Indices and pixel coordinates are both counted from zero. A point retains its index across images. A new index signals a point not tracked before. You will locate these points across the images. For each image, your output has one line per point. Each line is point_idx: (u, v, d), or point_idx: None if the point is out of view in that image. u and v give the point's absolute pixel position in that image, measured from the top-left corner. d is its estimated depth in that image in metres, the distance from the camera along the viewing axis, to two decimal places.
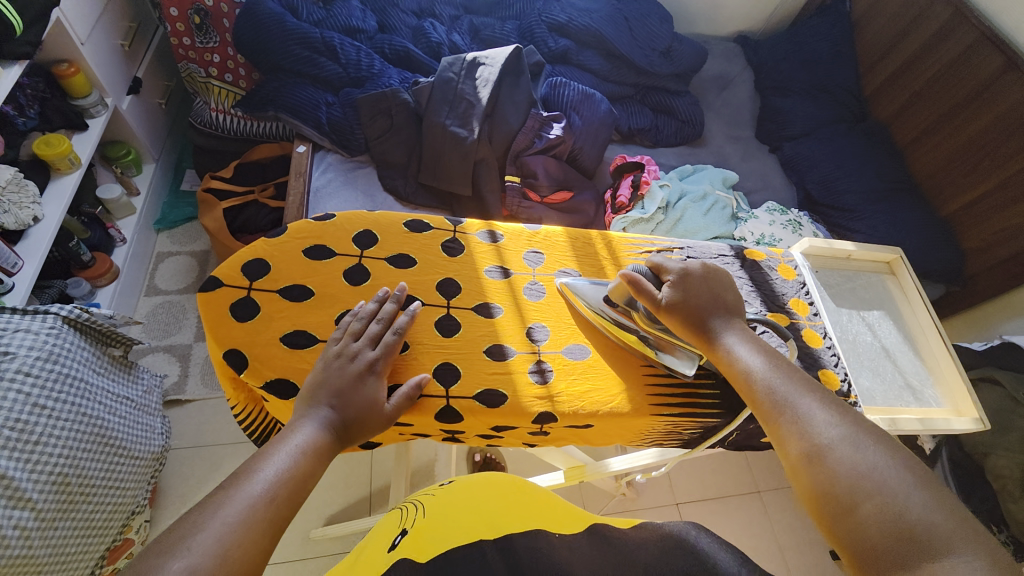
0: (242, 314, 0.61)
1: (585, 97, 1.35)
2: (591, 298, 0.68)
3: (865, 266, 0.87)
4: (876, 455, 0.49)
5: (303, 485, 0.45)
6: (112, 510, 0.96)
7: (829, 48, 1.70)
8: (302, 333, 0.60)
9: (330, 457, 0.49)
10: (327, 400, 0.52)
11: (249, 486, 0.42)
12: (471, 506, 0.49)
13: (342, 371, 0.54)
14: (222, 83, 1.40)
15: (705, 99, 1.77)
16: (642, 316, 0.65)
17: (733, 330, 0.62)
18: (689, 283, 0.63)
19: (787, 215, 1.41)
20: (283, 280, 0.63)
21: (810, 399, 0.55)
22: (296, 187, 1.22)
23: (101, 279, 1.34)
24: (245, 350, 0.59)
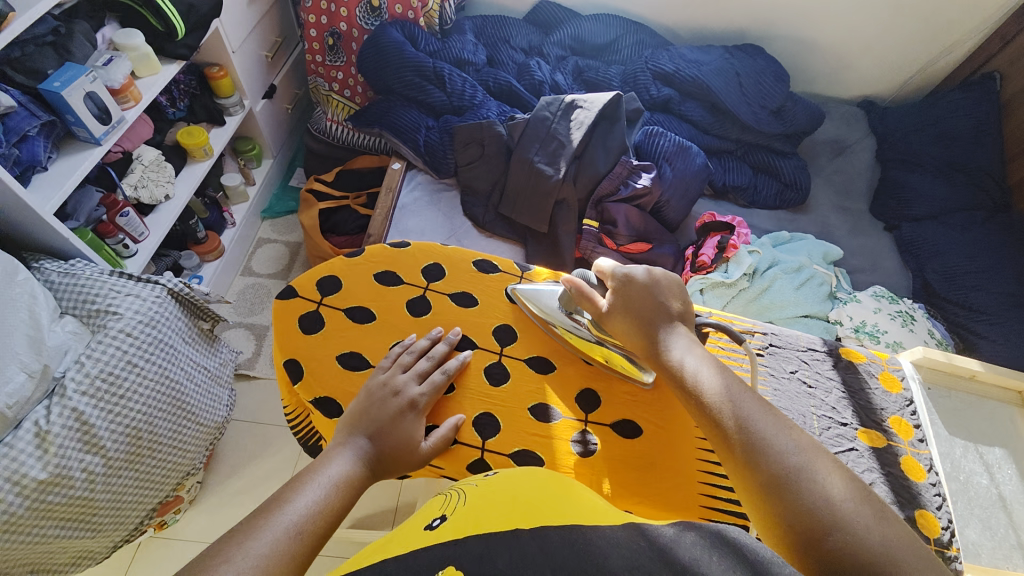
0: (307, 327, 0.64)
1: (681, 149, 1.31)
2: (545, 300, 0.66)
3: (993, 392, 0.73)
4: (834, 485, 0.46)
5: (332, 522, 0.44)
6: (171, 468, 1.04)
7: (972, 127, 1.51)
8: (357, 356, 0.62)
9: (360, 492, 0.48)
10: (365, 431, 0.52)
11: (280, 517, 0.42)
12: (514, 494, 0.42)
13: (385, 404, 0.54)
14: (340, 97, 1.55)
15: (815, 163, 1.64)
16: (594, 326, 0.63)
17: (683, 338, 0.57)
18: (629, 290, 0.60)
19: (897, 305, 1.24)
20: (350, 300, 0.65)
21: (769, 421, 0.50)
22: (385, 201, 1.30)
23: (208, 255, 1.50)
24: (303, 361, 0.61)
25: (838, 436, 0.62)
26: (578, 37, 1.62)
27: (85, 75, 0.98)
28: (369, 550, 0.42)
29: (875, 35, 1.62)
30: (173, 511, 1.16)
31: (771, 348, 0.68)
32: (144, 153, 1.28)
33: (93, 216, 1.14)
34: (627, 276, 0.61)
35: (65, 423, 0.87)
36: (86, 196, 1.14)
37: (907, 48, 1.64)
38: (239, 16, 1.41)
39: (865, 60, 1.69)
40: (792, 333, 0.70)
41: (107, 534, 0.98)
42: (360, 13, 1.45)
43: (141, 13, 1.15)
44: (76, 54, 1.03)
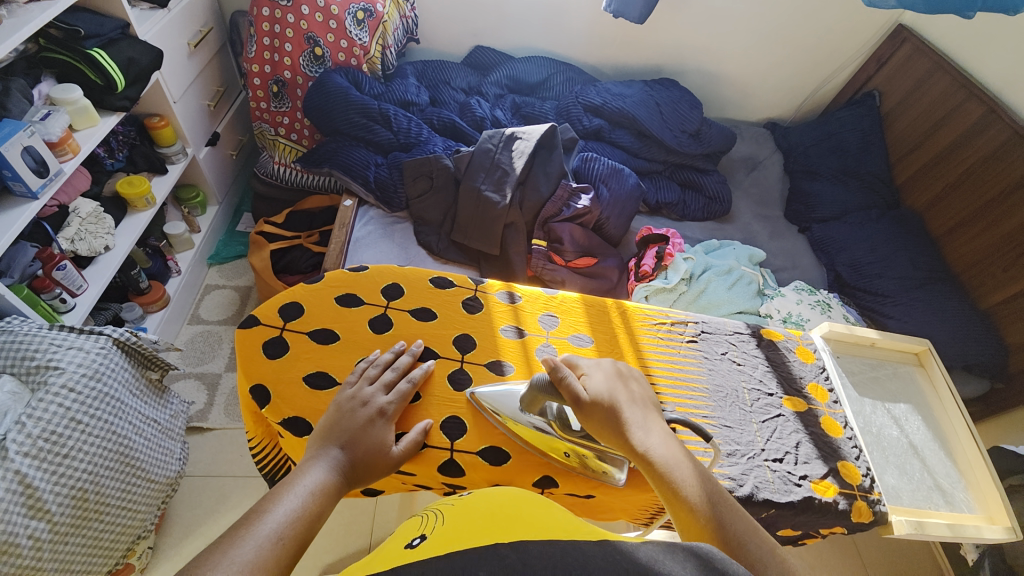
0: (272, 353, 0.65)
1: (614, 171, 1.44)
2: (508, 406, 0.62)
3: (891, 356, 0.83)
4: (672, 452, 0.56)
5: (310, 527, 0.46)
6: (120, 532, 0.98)
7: (857, 139, 1.76)
8: (324, 375, 0.63)
9: (336, 499, 0.50)
10: (338, 441, 0.54)
11: (261, 526, 0.43)
12: (490, 512, 0.44)
13: (354, 414, 0.57)
14: (288, 141, 1.58)
15: (734, 178, 1.84)
16: (559, 426, 0.61)
17: (651, 426, 0.58)
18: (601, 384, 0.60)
19: (815, 296, 1.40)
20: (314, 323, 0.68)
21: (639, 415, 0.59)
22: (339, 237, 1.33)
23: (152, 306, 1.45)
24: (270, 385, 0.62)
25: (766, 405, 0.70)
26: (513, 78, 1.76)
27: (24, 130, 0.97)
28: (353, 568, 0.44)
29: (768, 67, 1.88)
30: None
31: (701, 336, 0.75)
32: (82, 206, 1.26)
33: (27, 271, 1.09)
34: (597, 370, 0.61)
35: (8, 487, 0.81)
36: (19, 251, 1.09)
37: (796, 76, 1.91)
38: (179, 67, 1.43)
39: (764, 88, 1.93)
40: (719, 320, 0.78)
41: None
42: (304, 61, 1.50)
43: (80, 68, 1.15)
44: (12, 110, 1.02)
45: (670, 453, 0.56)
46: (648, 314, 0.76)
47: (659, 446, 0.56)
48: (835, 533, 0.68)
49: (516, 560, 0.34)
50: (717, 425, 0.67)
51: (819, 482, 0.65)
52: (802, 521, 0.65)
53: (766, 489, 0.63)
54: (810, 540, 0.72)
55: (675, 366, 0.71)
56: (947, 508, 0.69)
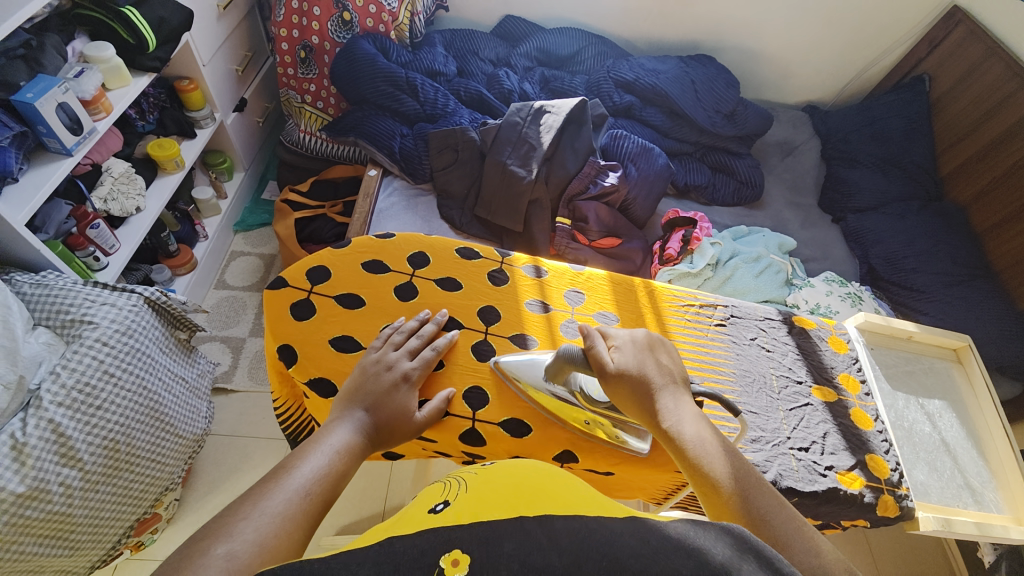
0: (298, 315, 0.65)
1: (644, 150, 1.40)
2: (529, 374, 0.62)
3: (927, 350, 0.79)
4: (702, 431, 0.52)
5: (336, 485, 0.47)
6: (149, 482, 1.02)
7: (903, 125, 1.67)
8: (349, 339, 0.64)
9: (361, 459, 0.51)
10: (362, 404, 0.54)
11: (289, 481, 0.44)
12: (513, 483, 0.44)
13: (379, 378, 0.57)
14: (313, 109, 1.57)
15: (767, 162, 1.77)
16: (584, 397, 0.61)
17: (679, 402, 0.55)
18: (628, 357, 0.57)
19: (847, 288, 1.36)
20: (340, 288, 0.67)
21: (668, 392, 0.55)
22: (362, 207, 1.32)
23: (180, 269, 1.48)
24: (296, 346, 0.63)
25: (794, 393, 0.68)
26: (543, 50, 1.70)
27: (57, 86, 0.98)
28: (377, 529, 0.45)
29: (812, 46, 1.78)
30: (150, 530, 1.13)
31: (730, 320, 0.73)
32: (114, 166, 1.28)
33: (62, 228, 1.11)
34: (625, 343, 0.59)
35: (41, 434, 0.85)
36: (54, 208, 1.10)
37: (842, 56, 1.81)
38: (208, 29, 1.43)
39: (806, 68, 1.84)
40: (750, 305, 0.76)
41: (85, 553, 0.96)
42: (332, 26, 1.48)
43: (111, 26, 1.15)
44: (47, 68, 1.03)
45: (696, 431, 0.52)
46: (676, 295, 0.74)
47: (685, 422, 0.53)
48: (857, 526, 0.66)
49: (543, 534, 0.34)
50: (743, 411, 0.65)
51: (845, 474, 0.63)
52: (824, 511, 0.63)
53: (790, 477, 0.61)
54: (829, 532, 0.71)
55: (702, 350, 0.69)
56: (976, 508, 0.67)
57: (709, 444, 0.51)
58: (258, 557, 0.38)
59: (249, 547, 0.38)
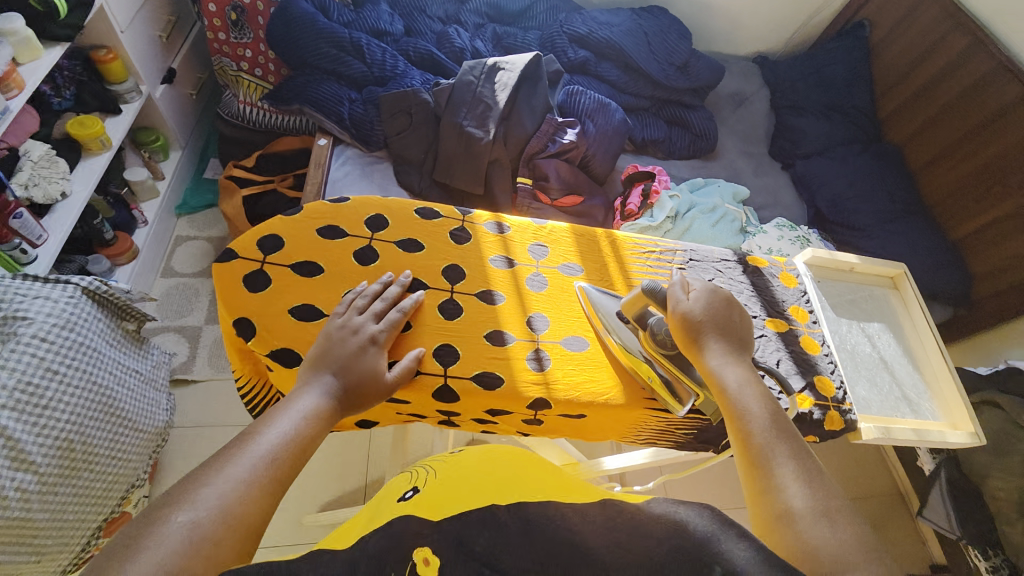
0: (254, 286, 0.63)
1: (600, 106, 1.39)
2: (605, 305, 0.66)
3: (868, 279, 0.85)
4: (749, 391, 0.55)
5: (305, 448, 0.47)
6: (113, 480, 0.98)
7: (845, 71, 1.74)
8: (309, 307, 0.62)
9: (330, 424, 0.51)
10: (330, 368, 0.54)
11: (255, 447, 0.44)
12: (479, 473, 0.51)
13: (345, 343, 0.56)
14: (251, 77, 1.47)
15: (721, 115, 1.80)
16: (647, 338, 0.63)
17: (734, 358, 0.58)
18: (706, 305, 0.60)
19: (795, 231, 1.44)
20: (296, 256, 0.65)
21: (729, 346, 0.59)
22: (314, 177, 1.26)
23: (121, 258, 1.39)
24: (255, 318, 0.61)
25: (750, 327, 0.72)
26: (493, 5, 1.63)
27: None
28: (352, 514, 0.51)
29: None
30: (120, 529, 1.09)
31: (689, 264, 0.76)
32: (32, 149, 1.18)
33: None
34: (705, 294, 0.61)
35: None
36: None
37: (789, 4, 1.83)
38: None
39: (755, 17, 1.85)
40: (707, 248, 0.78)
41: (52, 559, 0.91)
42: None
43: None
44: None
45: (741, 387, 0.56)
46: (637, 244, 0.75)
47: (733, 377, 0.56)
48: (808, 442, 0.72)
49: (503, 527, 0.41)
50: None
51: (796, 395, 0.68)
52: None
53: None
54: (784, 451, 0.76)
55: None
56: (913, 416, 0.73)
57: (758, 401, 0.55)
58: (222, 523, 0.38)
59: (212, 514, 0.38)
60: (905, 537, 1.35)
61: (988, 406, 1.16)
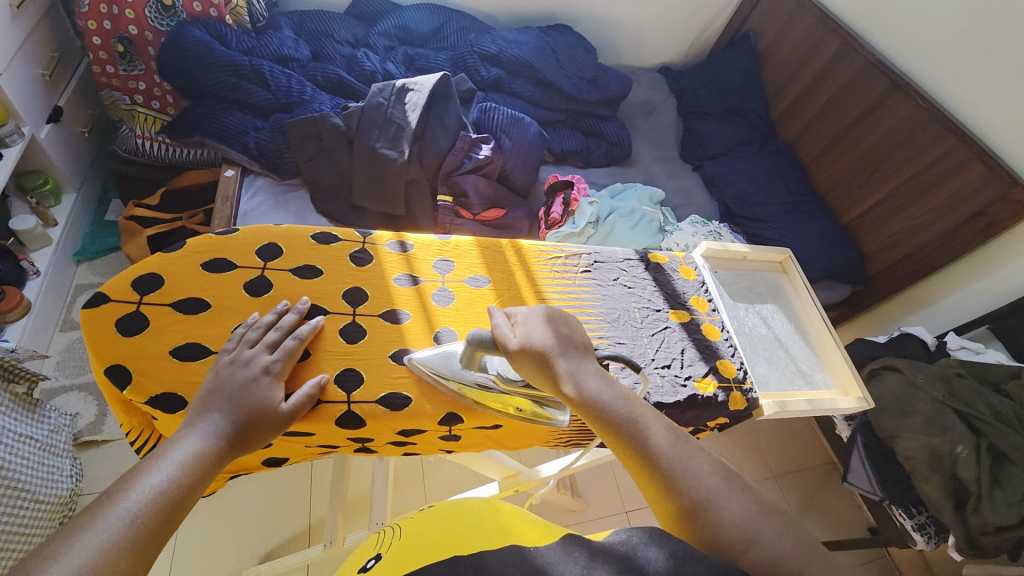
0: (130, 330, 0.58)
1: (515, 120, 1.43)
2: (445, 366, 0.61)
3: (760, 266, 0.92)
4: (617, 400, 0.54)
5: (181, 499, 0.44)
6: (16, 558, 0.91)
7: (739, 78, 1.89)
8: (195, 346, 0.58)
9: (214, 468, 0.48)
10: (220, 406, 0.51)
11: (117, 508, 0.41)
12: (442, 525, 0.48)
13: (235, 377, 0.54)
14: (148, 110, 1.38)
15: (633, 123, 1.91)
16: (500, 379, 0.60)
17: (582, 368, 0.57)
18: (532, 329, 0.58)
19: (708, 227, 1.54)
20: (177, 294, 0.61)
21: (575, 360, 0.57)
22: (223, 211, 1.20)
23: (11, 313, 1.25)
24: (131, 364, 0.56)
25: (654, 320, 0.76)
26: (403, 27, 1.65)
27: None
28: None
29: (656, 12, 1.93)
30: None
31: (594, 266, 0.79)
32: None
33: None
34: (528, 317, 0.59)
35: None
36: None
37: (684, 19, 1.98)
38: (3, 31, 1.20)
39: (655, 32, 1.99)
40: (611, 249, 0.82)
41: None
42: (150, 12, 1.30)
43: None
44: None
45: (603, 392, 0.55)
46: (543, 251, 0.77)
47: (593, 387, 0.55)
48: (721, 424, 0.76)
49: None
50: (611, 344, 0.71)
51: (701, 381, 0.72)
52: (691, 417, 0.72)
53: (656, 392, 0.69)
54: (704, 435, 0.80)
55: (570, 295, 0.74)
56: (807, 388, 0.79)
57: (619, 405, 0.54)
58: None
59: None
60: (837, 502, 1.44)
61: (890, 370, 1.22)
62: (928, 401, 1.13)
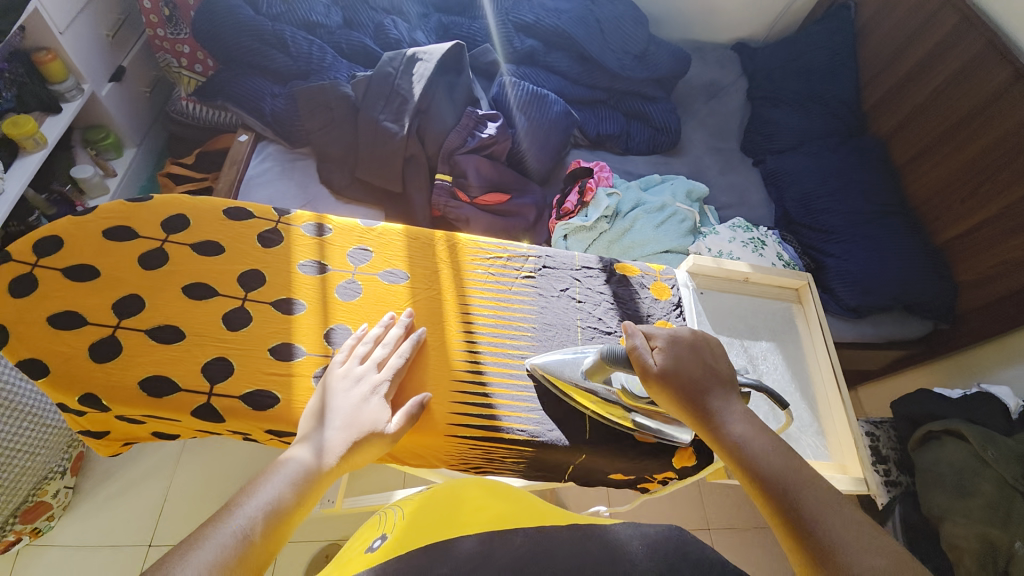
0: (18, 291, 0.59)
1: (536, 98, 1.31)
2: (565, 374, 0.62)
3: (768, 292, 0.80)
4: (764, 445, 0.50)
5: (283, 519, 0.44)
6: (21, 472, 1.00)
7: (828, 58, 1.57)
8: (73, 315, 0.58)
9: (317, 489, 0.48)
10: (333, 424, 0.52)
11: (230, 523, 0.41)
12: (452, 507, 0.51)
13: (346, 395, 0.55)
14: (191, 73, 1.44)
15: (691, 106, 1.67)
16: (624, 393, 0.60)
17: (731, 409, 0.54)
18: (677, 353, 0.56)
19: (751, 233, 1.31)
20: (72, 260, 0.61)
21: (718, 397, 0.54)
22: (229, 175, 1.23)
23: None
24: (9, 325, 0.57)
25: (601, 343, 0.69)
26: None
27: None
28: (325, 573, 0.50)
29: None
30: (46, 518, 1.11)
31: (541, 272, 0.73)
32: None
33: None
34: (673, 340, 0.57)
35: None
36: None
37: None
38: None
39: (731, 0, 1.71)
40: (568, 254, 0.75)
41: None
42: None
43: None
44: None
45: (750, 434, 0.51)
46: (482, 249, 0.72)
47: (739, 426, 0.52)
48: (670, 478, 0.67)
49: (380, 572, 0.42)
50: (535, 366, 0.65)
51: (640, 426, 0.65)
52: (629, 468, 0.64)
53: (576, 434, 0.62)
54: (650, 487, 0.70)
55: (500, 303, 0.68)
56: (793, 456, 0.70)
57: (768, 450, 0.50)
58: None
59: None
60: None
61: (953, 436, 0.99)
62: (994, 481, 0.91)
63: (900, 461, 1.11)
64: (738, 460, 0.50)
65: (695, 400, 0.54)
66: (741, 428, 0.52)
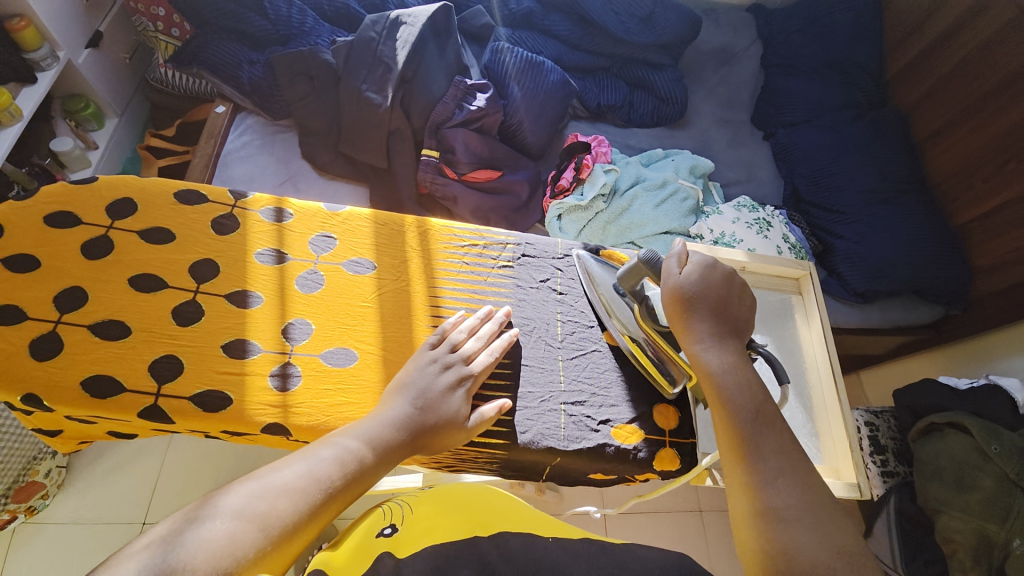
0: None
1: (530, 65, 1.23)
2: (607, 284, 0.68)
3: (766, 281, 0.77)
4: (747, 396, 0.54)
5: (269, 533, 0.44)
6: (8, 453, 0.99)
7: (850, 21, 1.45)
8: (12, 309, 0.56)
9: (318, 510, 0.47)
10: (355, 442, 0.51)
11: (200, 525, 0.42)
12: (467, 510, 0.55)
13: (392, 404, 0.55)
14: (167, 38, 1.35)
15: (700, 74, 1.56)
16: (643, 313, 0.63)
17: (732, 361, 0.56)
18: (709, 277, 0.59)
19: (756, 213, 1.24)
20: (12, 249, 0.59)
21: (723, 332, 0.57)
22: (206, 149, 1.17)
23: None
24: None
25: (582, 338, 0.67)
26: None
27: None
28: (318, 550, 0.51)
29: None
30: (41, 496, 1.12)
31: (519, 262, 0.71)
32: None
33: None
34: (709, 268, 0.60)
35: None
36: None
37: None
38: None
39: None
40: (548, 241, 0.74)
41: None
42: None
43: None
44: None
45: (737, 379, 0.55)
46: (452, 236, 0.70)
47: (729, 374, 0.55)
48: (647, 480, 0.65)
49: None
50: (507, 362, 0.63)
51: (621, 428, 0.63)
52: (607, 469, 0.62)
53: (550, 437, 0.60)
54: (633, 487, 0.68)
55: (474, 296, 0.66)
56: None
57: (747, 396, 0.54)
58: None
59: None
60: None
61: (955, 429, 0.95)
62: (994, 477, 0.88)
63: (900, 451, 1.07)
64: (718, 395, 0.54)
65: (698, 322, 0.58)
66: (726, 358, 0.56)
